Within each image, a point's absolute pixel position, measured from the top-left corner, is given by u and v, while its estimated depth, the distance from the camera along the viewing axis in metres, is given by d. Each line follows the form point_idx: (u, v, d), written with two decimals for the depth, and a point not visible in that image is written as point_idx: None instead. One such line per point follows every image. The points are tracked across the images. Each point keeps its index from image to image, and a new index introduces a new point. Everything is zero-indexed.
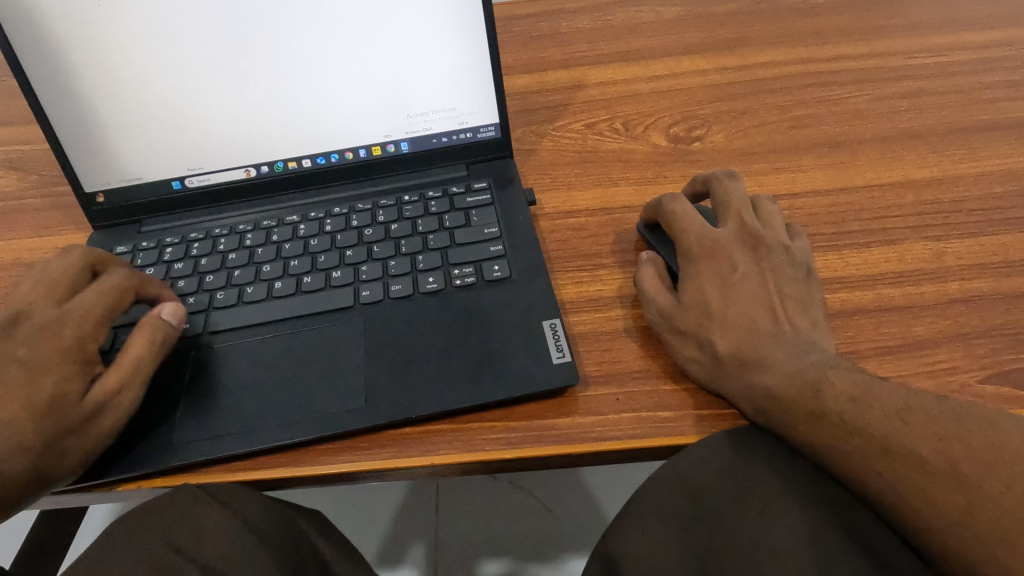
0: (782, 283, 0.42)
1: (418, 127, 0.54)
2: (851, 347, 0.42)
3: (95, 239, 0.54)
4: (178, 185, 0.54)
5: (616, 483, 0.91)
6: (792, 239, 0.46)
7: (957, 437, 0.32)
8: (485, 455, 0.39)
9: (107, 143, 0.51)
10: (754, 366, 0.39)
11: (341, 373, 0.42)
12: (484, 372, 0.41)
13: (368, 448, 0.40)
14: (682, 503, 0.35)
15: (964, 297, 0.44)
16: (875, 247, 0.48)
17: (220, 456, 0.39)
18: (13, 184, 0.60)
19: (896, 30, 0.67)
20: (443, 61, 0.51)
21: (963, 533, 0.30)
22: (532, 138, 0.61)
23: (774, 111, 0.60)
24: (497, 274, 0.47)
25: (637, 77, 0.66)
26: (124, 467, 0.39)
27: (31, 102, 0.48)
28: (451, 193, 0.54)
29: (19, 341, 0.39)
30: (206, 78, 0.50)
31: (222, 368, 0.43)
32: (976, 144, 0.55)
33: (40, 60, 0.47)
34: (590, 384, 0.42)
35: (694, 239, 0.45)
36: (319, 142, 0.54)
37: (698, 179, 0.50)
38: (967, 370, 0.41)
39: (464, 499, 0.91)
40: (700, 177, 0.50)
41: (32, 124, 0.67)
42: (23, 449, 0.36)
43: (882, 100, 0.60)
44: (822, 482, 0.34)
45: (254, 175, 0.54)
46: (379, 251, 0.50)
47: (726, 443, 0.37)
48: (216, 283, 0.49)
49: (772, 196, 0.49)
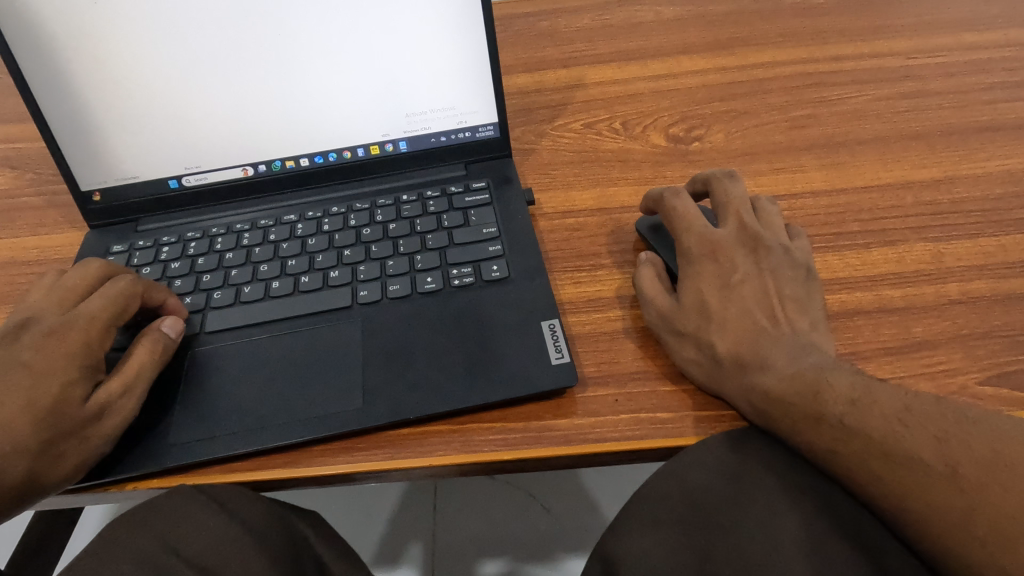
0: (782, 284, 0.42)
1: (417, 126, 0.54)
2: (850, 348, 0.42)
3: (92, 238, 0.54)
4: (175, 184, 0.53)
5: (614, 483, 0.91)
6: (792, 240, 0.46)
7: (958, 440, 0.31)
8: (484, 456, 0.39)
9: (104, 142, 0.50)
10: (754, 368, 0.38)
11: (339, 373, 0.42)
12: (482, 373, 0.41)
13: (365, 449, 0.40)
14: (680, 506, 0.35)
15: (964, 299, 0.44)
16: (874, 248, 0.48)
17: (217, 456, 0.39)
18: (10, 181, 0.60)
19: (896, 31, 0.67)
20: (442, 61, 0.51)
21: (964, 536, 0.29)
22: (531, 138, 0.61)
23: (774, 112, 0.60)
24: (496, 274, 0.47)
25: (636, 77, 0.66)
26: (120, 469, 0.39)
27: (27, 100, 0.47)
28: (450, 193, 0.53)
29: (23, 345, 0.39)
30: (202, 75, 0.49)
31: (219, 368, 0.43)
32: (976, 145, 0.55)
33: (36, 58, 0.46)
34: (589, 384, 0.42)
35: (694, 239, 0.44)
36: (317, 141, 0.54)
37: (697, 178, 0.49)
38: (967, 371, 0.40)
39: (461, 499, 0.91)
40: (699, 177, 0.49)
41: (28, 121, 0.66)
42: (21, 454, 0.36)
43: (882, 101, 0.60)
44: (822, 485, 0.34)
45: (252, 174, 0.54)
46: (377, 251, 0.50)
47: (726, 444, 0.37)
48: (214, 283, 0.49)
49: (772, 196, 0.49)
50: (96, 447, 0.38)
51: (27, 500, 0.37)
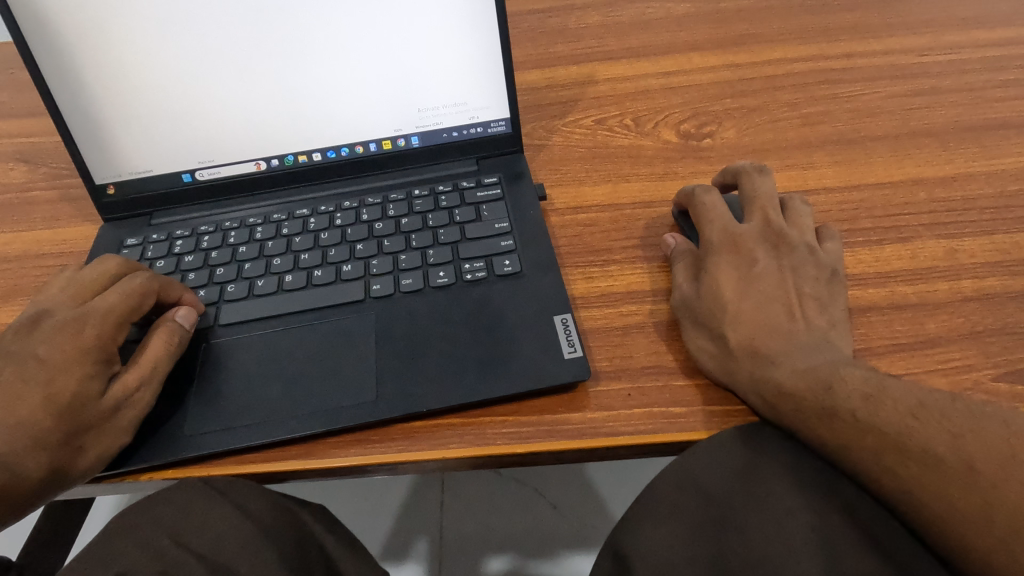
0: (802, 282, 0.42)
1: (429, 122, 0.54)
2: (864, 344, 0.42)
3: (106, 231, 0.54)
4: (189, 178, 0.54)
5: (621, 482, 0.91)
6: (824, 241, 0.46)
7: (972, 435, 0.31)
8: (496, 449, 0.39)
9: (118, 135, 0.51)
10: (768, 361, 0.38)
11: (352, 365, 0.42)
12: (496, 366, 0.41)
13: (379, 442, 0.40)
14: (693, 501, 0.35)
15: (978, 296, 0.44)
16: (887, 244, 0.48)
17: (232, 447, 0.39)
18: (23, 175, 0.61)
19: (908, 28, 0.67)
20: (453, 57, 0.51)
21: (983, 533, 0.29)
22: (542, 134, 0.61)
23: (786, 108, 0.60)
24: (508, 269, 0.47)
25: (648, 73, 0.66)
26: (136, 460, 0.39)
27: (42, 92, 0.48)
28: (462, 188, 0.54)
29: (40, 339, 0.39)
30: (216, 70, 0.50)
31: (233, 361, 0.43)
32: (990, 142, 0.54)
33: (51, 52, 0.47)
34: (601, 378, 0.42)
35: (717, 231, 0.45)
36: (331, 136, 0.54)
37: (727, 171, 0.50)
38: (981, 368, 0.40)
39: (467, 497, 0.91)
40: (732, 170, 0.49)
41: (41, 116, 0.67)
42: (43, 448, 0.36)
43: (894, 98, 0.60)
44: (836, 483, 0.34)
45: (264, 169, 0.54)
46: (389, 245, 0.50)
47: (737, 438, 0.37)
48: (228, 276, 0.49)
49: (805, 198, 0.49)
50: (115, 439, 0.38)
51: (49, 493, 0.37)
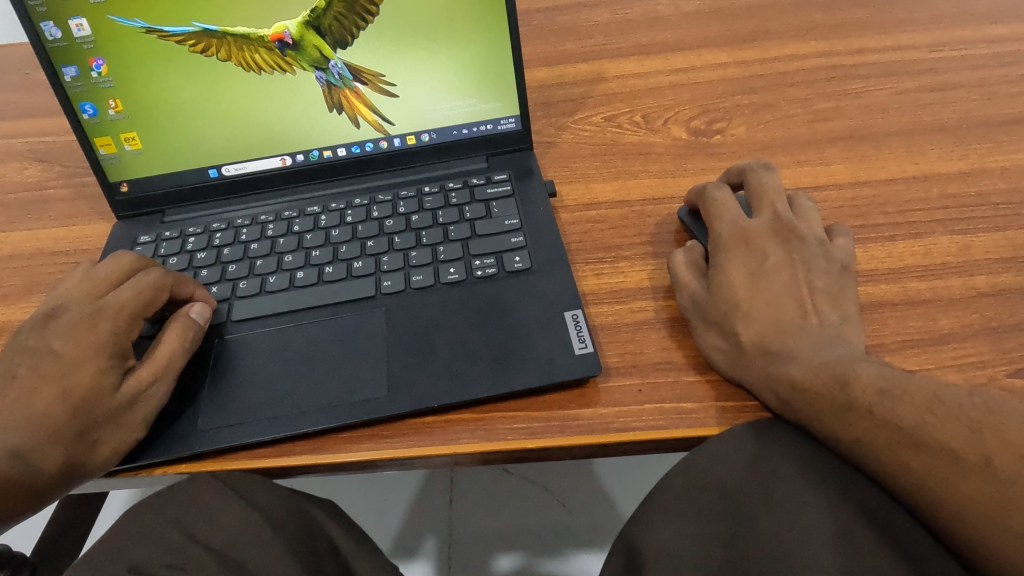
0: (813, 276, 0.42)
1: (442, 121, 0.54)
2: (876, 340, 0.42)
3: (119, 229, 0.54)
4: (214, 174, 0.54)
5: (629, 480, 0.91)
6: (836, 238, 0.45)
7: (993, 430, 0.31)
8: (508, 446, 0.39)
9: (130, 132, 0.52)
10: (780, 357, 0.38)
11: (365, 361, 0.43)
12: (505, 362, 0.41)
13: (390, 437, 0.40)
14: (704, 494, 0.35)
15: (991, 292, 0.44)
16: (900, 240, 0.48)
17: (244, 442, 0.39)
18: (38, 174, 0.61)
19: (919, 24, 0.66)
20: (465, 52, 0.51)
21: (1000, 530, 0.29)
22: (552, 131, 0.61)
23: (796, 104, 0.60)
24: (519, 265, 0.47)
25: (656, 70, 0.65)
26: (151, 454, 0.39)
27: (58, 92, 0.49)
28: (472, 185, 0.53)
29: (56, 334, 0.40)
30: (224, 68, 0.50)
31: (246, 358, 0.44)
32: (1003, 137, 0.54)
33: (67, 52, 0.48)
34: (612, 374, 0.42)
35: (727, 227, 0.45)
36: (350, 133, 0.54)
37: (732, 170, 0.50)
38: (995, 363, 0.40)
39: (477, 494, 0.91)
40: (735, 168, 0.50)
41: (54, 116, 0.68)
42: (59, 441, 0.37)
43: (907, 93, 0.59)
44: (849, 477, 0.34)
45: (289, 164, 0.55)
46: (400, 242, 0.50)
47: (749, 434, 0.37)
48: (240, 272, 0.49)
49: (807, 194, 0.49)
50: (129, 433, 0.38)
51: (63, 487, 0.37)
